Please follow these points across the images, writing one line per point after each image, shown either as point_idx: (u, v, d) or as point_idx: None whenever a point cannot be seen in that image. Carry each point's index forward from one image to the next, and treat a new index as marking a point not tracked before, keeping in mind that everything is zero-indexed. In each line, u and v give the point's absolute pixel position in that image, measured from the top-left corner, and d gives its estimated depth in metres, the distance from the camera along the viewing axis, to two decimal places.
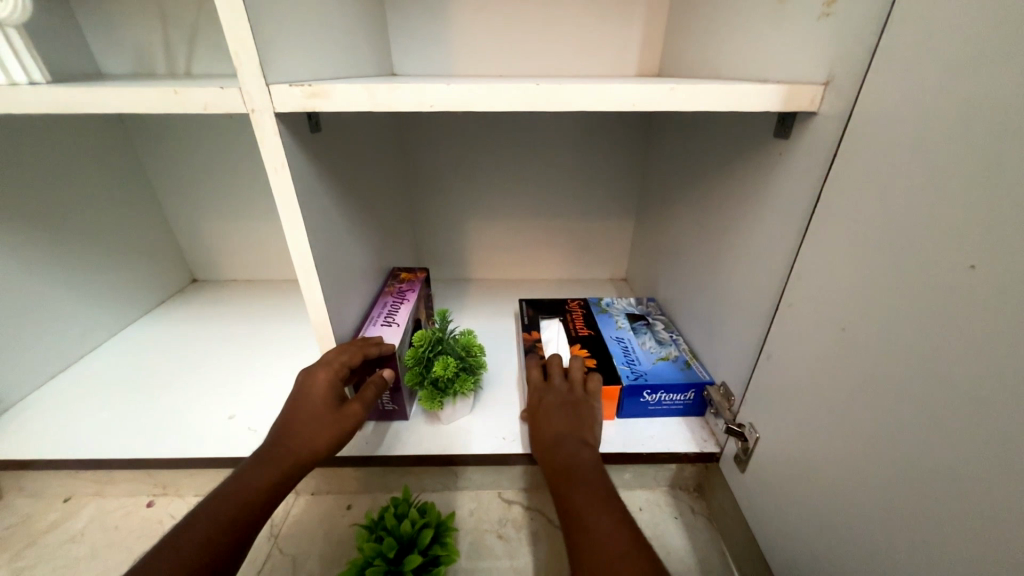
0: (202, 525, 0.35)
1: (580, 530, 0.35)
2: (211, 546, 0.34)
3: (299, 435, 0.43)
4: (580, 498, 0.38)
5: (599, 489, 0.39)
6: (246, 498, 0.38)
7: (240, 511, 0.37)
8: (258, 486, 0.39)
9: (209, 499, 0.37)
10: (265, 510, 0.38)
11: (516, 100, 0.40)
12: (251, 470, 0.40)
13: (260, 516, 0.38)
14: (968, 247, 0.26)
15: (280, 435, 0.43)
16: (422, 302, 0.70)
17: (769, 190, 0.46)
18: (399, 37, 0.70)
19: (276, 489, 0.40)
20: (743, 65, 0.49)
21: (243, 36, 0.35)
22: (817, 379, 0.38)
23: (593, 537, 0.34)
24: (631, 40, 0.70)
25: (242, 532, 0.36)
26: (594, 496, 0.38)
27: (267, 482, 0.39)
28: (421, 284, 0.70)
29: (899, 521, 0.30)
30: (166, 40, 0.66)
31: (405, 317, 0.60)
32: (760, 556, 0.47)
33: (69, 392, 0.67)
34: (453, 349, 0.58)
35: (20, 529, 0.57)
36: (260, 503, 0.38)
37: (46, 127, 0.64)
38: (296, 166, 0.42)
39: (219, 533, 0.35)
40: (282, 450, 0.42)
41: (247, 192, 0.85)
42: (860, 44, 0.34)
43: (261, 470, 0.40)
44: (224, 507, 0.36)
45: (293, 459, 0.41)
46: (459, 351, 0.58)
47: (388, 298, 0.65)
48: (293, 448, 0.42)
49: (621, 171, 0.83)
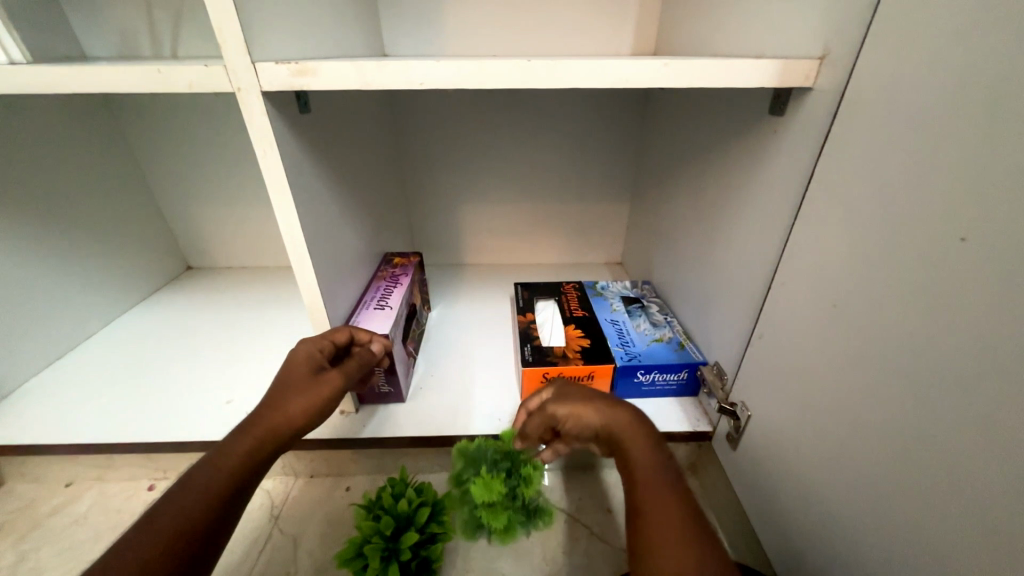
0: (181, 498, 0.33)
1: (639, 513, 0.33)
2: (195, 519, 0.33)
3: (279, 400, 0.42)
4: (640, 477, 0.35)
5: (660, 471, 0.35)
6: (229, 471, 0.36)
7: (225, 486, 0.36)
8: (239, 457, 0.38)
9: (190, 473, 0.36)
10: (248, 482, 0.38)
11: (507, 77, 0.39)
12: (227, 440, 0.39)
13: (245, 489, 0.37)
14: (961, 219, 0.26)
15: (261, 404, 0.42)
16: (417, 286, 0.70)
17: (762, 169, 0.46)
18: (390, 16, 0.68)
19: (257, 461, 0.39)
20: (738, 41, 0.48)
21: (226, 12, 0.34)
22: (808, 356, 0.38)
23: (654, 521, 0.32)
24: (626, 18, 0.69)
25: (227, 506, 0.35)
26: (656, 478, 0.35)
27: (244, 449, 0.38)
28: (415, 269, 0.70)
29: (886, 491, 0.31)
30: (152, 21, 0.65)
31: (398, 301, 0.60)
32: (751, 531, 0.48)
33: (66, 379, 0.67)
34: (497, 461, 0.47)
35: (23, 513, 0.57)
36: (244, 477, 0.37)
37: (31, 111, 0.62)
38: (286, 147, 0.41)
39: (203, 508, 0.33)
40: (262, 417, 0.41)
41: (240, 177, 0.84)
42: (854, 16, 0.34)
43: (240, 441, 0.39)
44: (205, 481, 0.35)
45: (272, 425, 0.40)
46: (500, 459, 0.48)
47: (381, 282, 0.65)
48: (273, 415, 0.41)
49: (617, 152, 0.82)
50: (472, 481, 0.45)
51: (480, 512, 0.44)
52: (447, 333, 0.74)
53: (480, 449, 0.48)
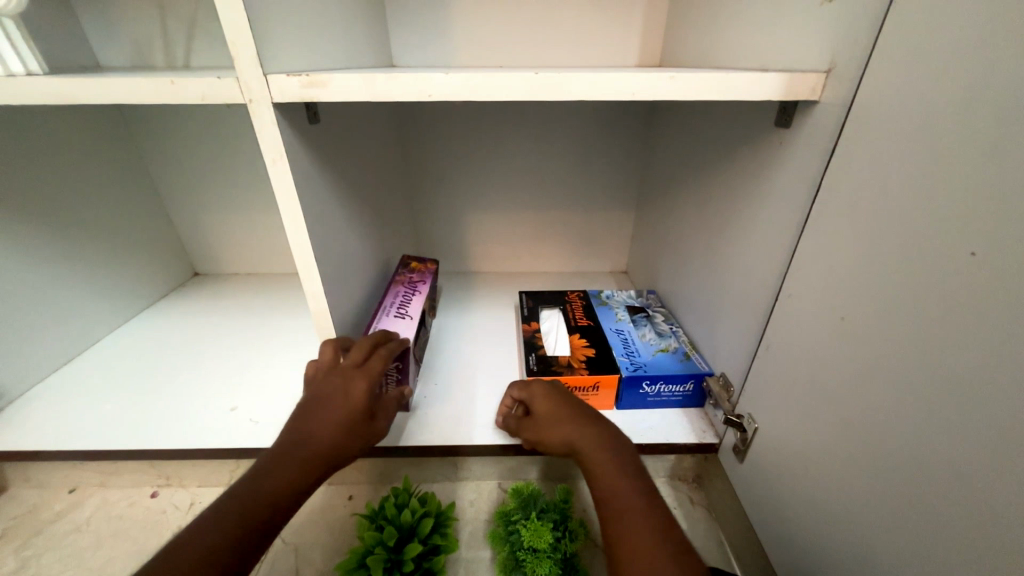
0: (218, 522, 0.34)
1: (618, 531, 0.36)
2: (229, 541, 0.33)
3: (321, 426, 0.43)
4: (624, 506, 0.37)
5: (638, 495, 0.38)
6: (268, 498, 0.37)
7: (259, 512, 0.36)
8: (284, 481, 0.38)
9: (228, 498, 0.36)
10: (283, 513, 0.37)
11: (514, 89, 0.40)
12: (272, 466, 0.39)
13: (277, 518, 0.37)
14: (970, 234, 0.26)
15: (304, 431, 0.42)
16: (432, 293, 0.71)
17: (769, 181, 0.46)
18: (399, 29, 0.69)
19: (298, 491, 0.39)
20: (744, 53, 0.49)
21: (240, 26, 0.35)
22: (816, 370, 0.38)
23: (638, 545, 0.34)
24: (632, 31, 0.69)
25: (258, 530, 0.35)
26: (639, 504, 0.37)
27: (289, 478, 0.39)
28: (431, 276, 0.71)
29: (895, 509, 0.30)
30: (165, 32, 0.66)
31: (417, 309, 0.61)
32: (758, 546, 0.47)
33: (70, 386, 0.67)
34: (546, 510, 0.49)
35: (26, 519, 0.57)
36: (282, 506, 0.37)
37: (43, 120, 0.63)
38: (295, 156, 0.42)
39: (237, 529, 0.34)
40: (307, 448, 0.41)
41: (248, 185, 0.85)
42: (861, 30, 0.34)
43: (287, 470, 0.39)
44: (242, 505, 0.36)
45: (321, 453, 0.41)
46: (550, 510, 0.50)
47: (400, 288, 0.65)
48: (320, 443, 0.42)
49: (622, 163, 0.82)
50: (520, 525, 0.48)
51: (524, 557, 0.46)
52: (455, 341, 0.74)
53: (532, 495, 0.51)
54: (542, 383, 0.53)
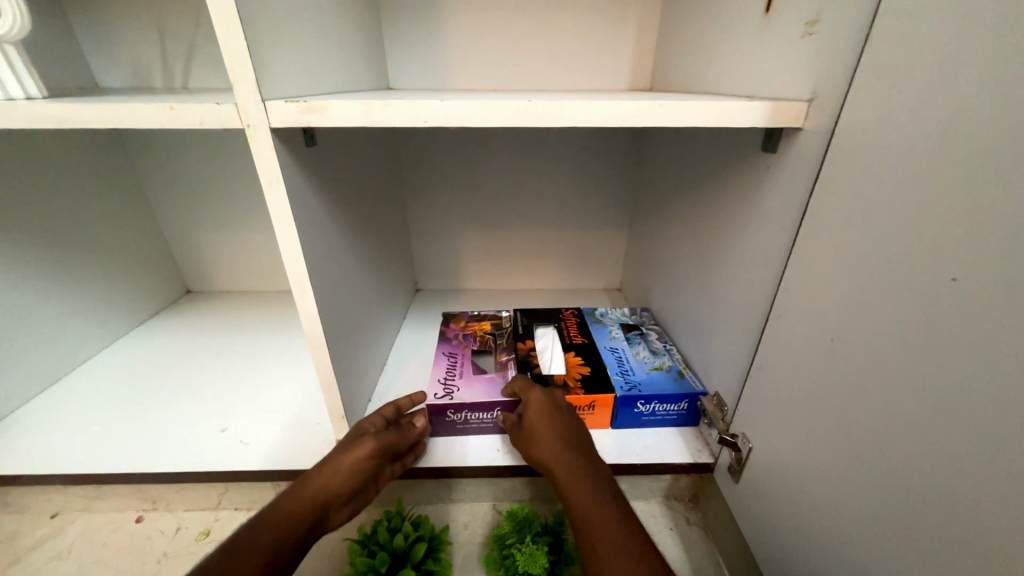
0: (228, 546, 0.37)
1: (595, 555, 0.36)
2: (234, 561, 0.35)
3: (323, 466, 0.45)
4: (596, 535, 0.37)
5: (616, 522, 0.38)
6: (272, 525, 0.39)
7: (268, 535, 0.38)
8: (287, 513, 0.41)
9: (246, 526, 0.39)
10: (292, 537, 0.39)
11: (507, 116, 0.40)
12: (277, 502, 0.42)
13: (287, 541, 0.39)
14: (949, 260, 0.27)
15: (307, 473, 0.45)
16: (466, 337, 0.69)
17: (758, 203, 0.47)
18: (396, 53, 0.71)
19: (301, 521, 0.41)
20: (731, 80, 0.50)
21: (240, 55, 0.35)
22: (807, 390, 0.38)
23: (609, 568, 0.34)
24: (623, 56, 0.71)
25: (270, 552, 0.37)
26: (610, 531, 0.37)
27: (290, 509, 0.41)
28: (450, 329, 0.70)
29: (888, 532, 0.30)
30: (164, 54, 0.67)
31: (434, 380, 0.59)
32: (756, 569, 0.46)
33: (55, 406, 0.65)
34: (541, 534, 0.49)
35: (4, 545, 0.56)
36: (289, 532, 0.39)
37: (40, 140, 0.64)
38: (291, 178, 0.42)
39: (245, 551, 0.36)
40: (304, 485, 0.43)
41: (242, 203, 0.85)
42: (842, 62, 0.35)
43: (286, 503, 0.42)
44: (249, 532, 0.38)
45: (316, 491, 0.43)
46: (543, 533, 0.49)
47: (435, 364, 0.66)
48: (316, 480, 0.44)
49: (614, 182, 0.83)
50: (516, 549, 0.47)
51: None
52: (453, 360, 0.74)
53: (526, 519, 0.50)
54: (546, 394, 0.52)
